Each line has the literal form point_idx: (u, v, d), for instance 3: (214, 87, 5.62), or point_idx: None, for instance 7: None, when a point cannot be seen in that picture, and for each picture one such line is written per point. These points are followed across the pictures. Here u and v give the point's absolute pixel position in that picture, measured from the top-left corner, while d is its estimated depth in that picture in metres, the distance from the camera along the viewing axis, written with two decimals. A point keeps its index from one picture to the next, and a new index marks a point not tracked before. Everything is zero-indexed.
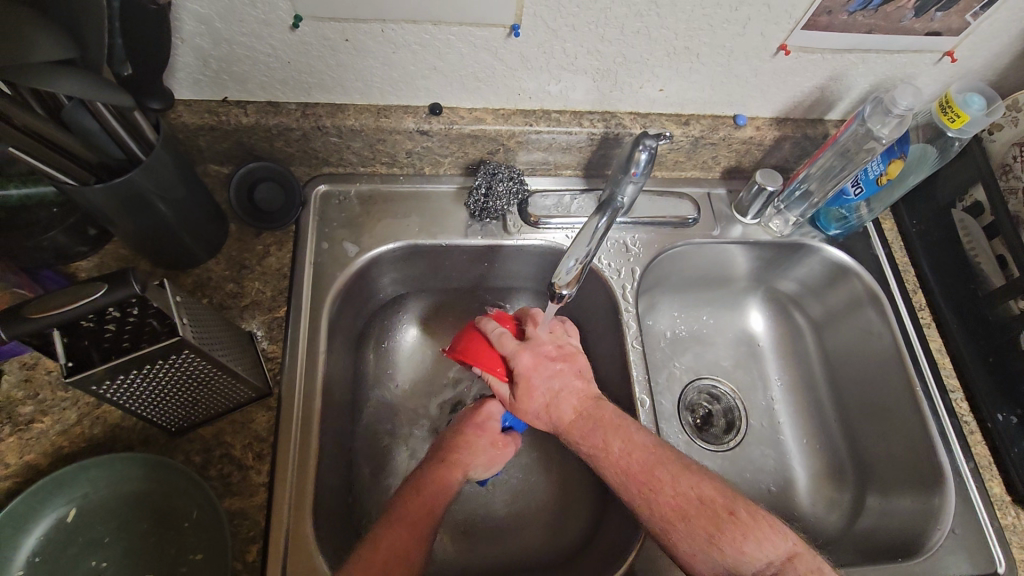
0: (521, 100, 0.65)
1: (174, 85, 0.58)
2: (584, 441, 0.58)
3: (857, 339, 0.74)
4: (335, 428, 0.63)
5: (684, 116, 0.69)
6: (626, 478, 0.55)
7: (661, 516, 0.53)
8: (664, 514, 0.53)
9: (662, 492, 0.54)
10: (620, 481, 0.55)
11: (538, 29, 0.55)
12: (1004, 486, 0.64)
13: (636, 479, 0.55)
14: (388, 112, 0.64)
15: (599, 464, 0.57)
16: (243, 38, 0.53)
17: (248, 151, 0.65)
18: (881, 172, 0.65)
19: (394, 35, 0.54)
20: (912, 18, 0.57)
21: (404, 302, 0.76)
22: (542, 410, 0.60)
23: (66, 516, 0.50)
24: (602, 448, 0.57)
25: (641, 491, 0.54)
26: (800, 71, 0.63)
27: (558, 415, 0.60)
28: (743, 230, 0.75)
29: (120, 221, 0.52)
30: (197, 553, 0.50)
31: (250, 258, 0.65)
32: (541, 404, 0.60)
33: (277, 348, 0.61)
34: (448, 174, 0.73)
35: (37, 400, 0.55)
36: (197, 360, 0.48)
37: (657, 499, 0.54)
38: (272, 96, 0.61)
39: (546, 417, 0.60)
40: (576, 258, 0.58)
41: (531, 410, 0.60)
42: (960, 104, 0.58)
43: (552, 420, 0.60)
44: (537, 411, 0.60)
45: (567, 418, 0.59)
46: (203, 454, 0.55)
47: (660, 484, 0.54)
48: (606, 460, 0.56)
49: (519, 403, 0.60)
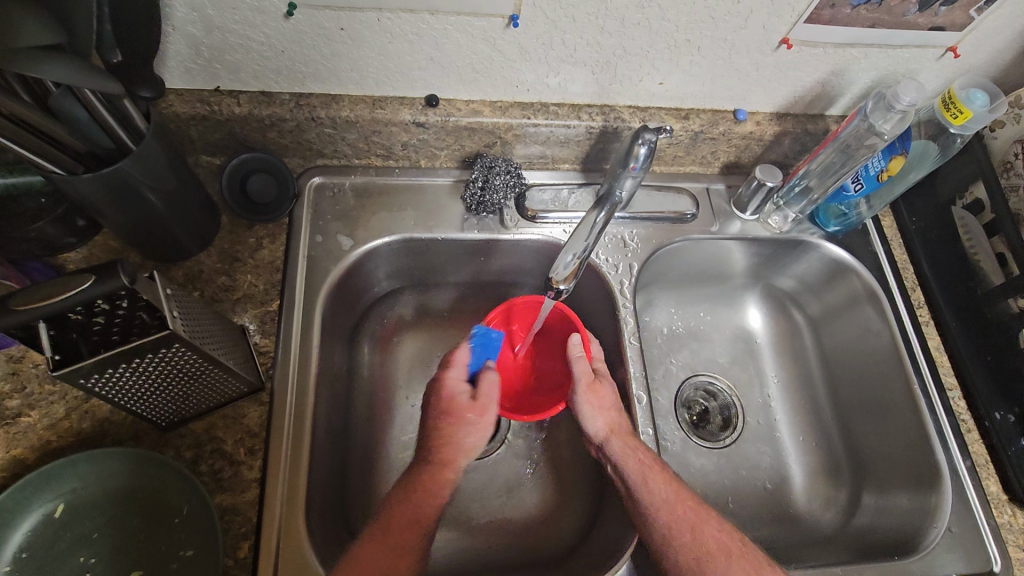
0: (519, 93, 0.64)
1: (165, 74, 0.57)
2: (639, 453, 0.57)
3: (855, 336, 0.74)
4: (329, 423, 0.62)
5: (684, 110, 0.68)
6: (679, 503, 0.55)
7: (702, 545, 0.52)
8: (707, 543, 0.52)
9: (709, 524, 0.54)
10: (669, 503, 0.54)
11: (537, 20, 0.54)
12: (1000, 484, 0.64)
13: (686, 508, 0.54)
14: (384, 103, 0.63)
15: (649, 478, 0.56)
16: (235, 26, 0.52)
17: (241, 141, 0.64)
18: (881, 168, 0.64)
19: (390, 25, 0.53)
20: (916, 12, 0.56)
21: (399, 296, 0.75)
22: (608, 409, 0.60)
23: (53, 511, 0.49)
24: (657, 464, 0.57)
25: (691, 518, 0.54)
26: (801, 65, 0.62)
27: (621, 421, 0.60)
28: (741, 226, 0.75)
29: (109, 211, 0.51)
30: (187, 549, 0.49)
31: (242, 251, 0.64)
32: (609, 405, 0.60)
33: (270, 342, 0.60)
34: (444, 167, 0.72)
35: (24, 394, 0.54)
36: (188, 354, 0.47)
37: (704, 530, 0.53)
38: (265, 86, 0.60)
39: (607, 418, 0.59)
40: (575, 252, 0.57)
41: (597, 403, 0.60)
42: (964, 101, 0.58)
43: (611, 422, 0.59)
44: (604, 408, 0.60)
45: (625, 428, 0.60)
46: (194, 449, 0.54)
47: (708, 518, 0.54)
48: (660, 477, 0.56)
49: (597, 390, 0.60)
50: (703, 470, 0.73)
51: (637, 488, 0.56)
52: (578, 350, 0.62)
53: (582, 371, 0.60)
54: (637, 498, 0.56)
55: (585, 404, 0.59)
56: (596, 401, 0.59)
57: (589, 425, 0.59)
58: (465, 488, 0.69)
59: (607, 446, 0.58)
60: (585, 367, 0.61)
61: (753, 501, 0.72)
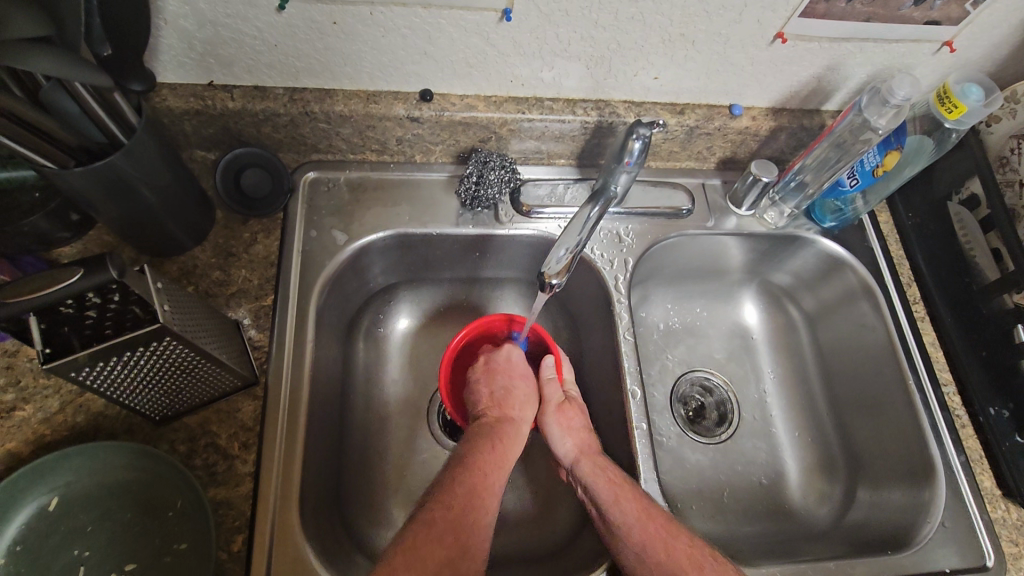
0: (514, 87, 0.64)
1: (158, 68, 0.57)
2: (607, 471, 0.57)
3: (850, 331, 0.74)
4: (323, 417, 0.62)
5: (679, 106, 0.68)
6: (650, 521, 0.53)
7: (674, 562, 0.51)
8: (679, 561, 0.51)
9: (681, 540, 0.52)
10: (640, 521, 0.53)
11: (530, 13, 0.54)
12: (994, 480, 0.64)
13: (657, 525, 0.53)
14: (378, 98, 0.63)
15: (619, 496, 0.55)
16: (228, 19, 0.52)
17: (235, 136, 0.64)
18: (877, 164, 0.64)
19: (384, 18, 0.53)
20: (911, 5, 0.56)
21: (394, 292, 0.75)
22: (576, 430, 0.62)
23: (47, 505, 0.49)
24: (626, 481, 0.56)
25: (662, 536, 0.53)
26: (797, 60, 0.62)
27: (589, 441, 0.61)
28: (737, 221, 0.75)
29: (102, 206, 0.51)
30: (182, 543, 0.49)
31: (237, 246, 0.64)
32: (577, 426, 0.63)
33: (264, 336, 0.60)
34: (439, 163, 0.72)
35: (19, 388, 0.54)
36: (180, 348, 0.47)
37: (677, 546, 0.52)
38: (259, 80, 0.60)
39: (576, 440, 0.61)
40: (567, 247, 0.56)
41: (566, 425, 0.63)
42: (959, 95, 0.57)
43: (580, 443, 0.61)
44: (572, 429, 0.62)
45: (594, 447, 0.61)
46: (187, 443, 0.54)
47: (680, 535, 0.53)
48: (629, 494, 0.55)
49: (565, 413, 0.63)
50: (698, 465, 0.73)
51: (607, 507, 0.55)
52: (551, 372, 0.65)
53: (553, 394, 0.64)
54: (607, 517, 0.55)
55: (554, 425, 0.63)
56: (564, 422, 0.63)
57: (560, 447, 0.62)
58: None
59: (577, 466, 0.59)
60: (556, 390, 0.64)
61: (748, 496, 0.72)
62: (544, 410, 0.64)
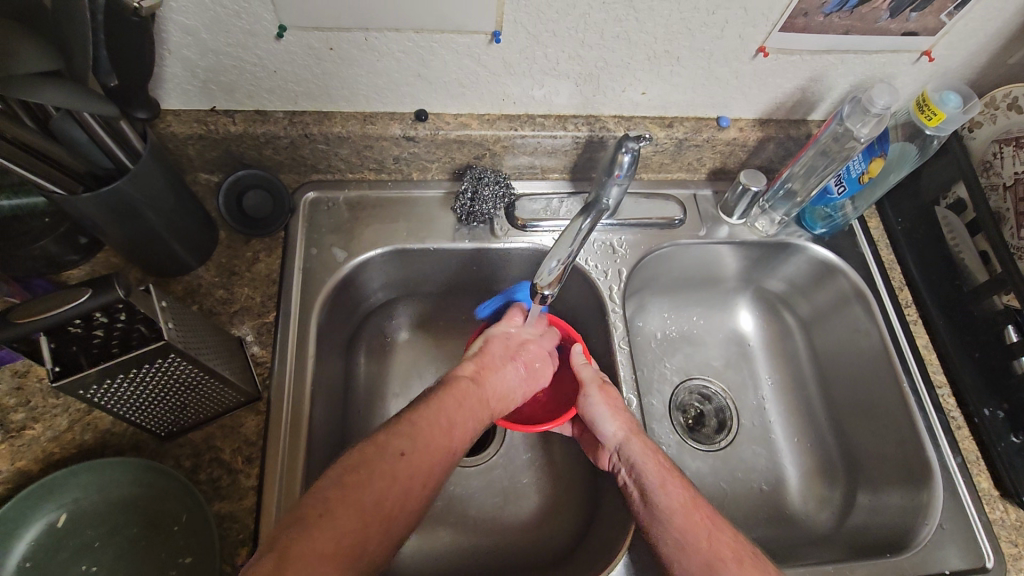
0: (505, 105, 0.66)
1: (163, 95, 0.59)
2: (657, 456, 0.58)
3: (844, 337, 0.75)
4: (324, 430, 0.63)
5: (667, 119, 0.70)
6: (695, 510, 0.53)
7: (717, 553, 0.50)
8: (722, 552, 0.50)
9: (725, 534, 0.52)
10: (685, 509, 0.53)
11: (518, 34, 0.56)
12: (991, 481, 0.64)
13: (702, 515, 0.53)
14: (374, 119, 0.65)
15: (667, 481, 0.56)
16: (229, 48, 0.55)
17: (238, 159, 0.66)
18: (862, 171, 0.66)
19: (378, 44, 0.55)
20: (888, 18, 0.58)
21: (394, 307, 0.77)
22: (621, 410, 0.61)
23: (55, 521, 0.50)
24: (674, 470, 0.57)
25: (707, 525, 0.52)
26: (780, 72, 0.64)
27: (634, 421, 0.61)
28: (729, 230, 0.76)
29: (109, 229, 0.53)
30: (187, 557, 0.50)
31: (240, 265, 0.66)
32: (621, 407, 0.61)
33: (266, 352, 0.62)
34: (435, 180, 0.74)
35: (29, 407, 0.55)
36: (185, 365, 0.48)
37: (721, 538, 0.51)
38: (260, 105, 0.62)
39: (623, 420, 0.60)
40: (558, 259, 0.57)
41: (611, 405, 0.61)
42: (937, 103, 0.59)
43: (628, 423, 0.60)
44: (618, 409, 0.61)
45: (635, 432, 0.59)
46: (192, 458, 0.55)
47: (723, 527, 0.52)
48: (676, 481, 0.56)
49: (609, 392, 0.62)
50: (698, 473, 0.73)
51: (653, 490, 0.55)
52: (581, 359, 0.65)
53: (589, 375, 0.63)
54: (653, 501, 0.55)
55: (600, 404, 0.61)
56: (610, 402, 0.61)
57: (606, 426, 0.60)
58: (461, 493, 0.70)
59: (627, 447, 0.59)
60: (591, 371, 0.63)
61: (747, 503, 0.72)
62: (586, 390, 0.62)
